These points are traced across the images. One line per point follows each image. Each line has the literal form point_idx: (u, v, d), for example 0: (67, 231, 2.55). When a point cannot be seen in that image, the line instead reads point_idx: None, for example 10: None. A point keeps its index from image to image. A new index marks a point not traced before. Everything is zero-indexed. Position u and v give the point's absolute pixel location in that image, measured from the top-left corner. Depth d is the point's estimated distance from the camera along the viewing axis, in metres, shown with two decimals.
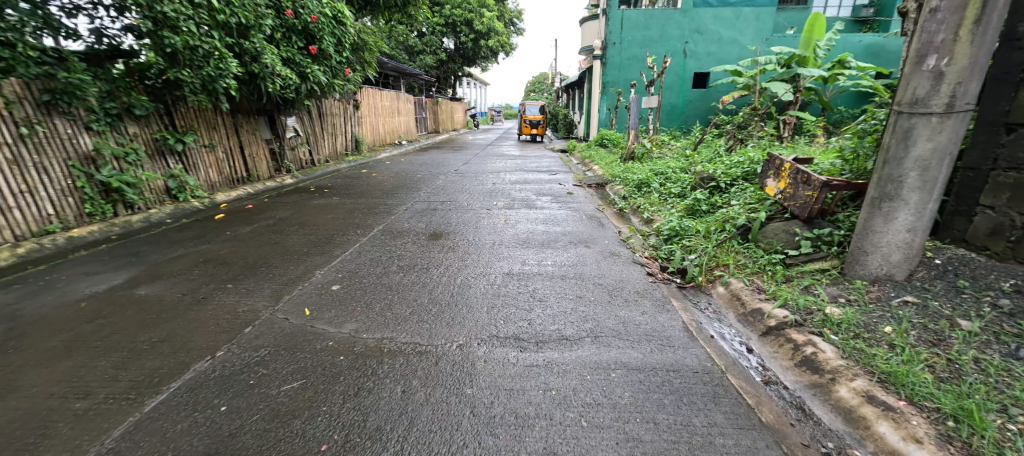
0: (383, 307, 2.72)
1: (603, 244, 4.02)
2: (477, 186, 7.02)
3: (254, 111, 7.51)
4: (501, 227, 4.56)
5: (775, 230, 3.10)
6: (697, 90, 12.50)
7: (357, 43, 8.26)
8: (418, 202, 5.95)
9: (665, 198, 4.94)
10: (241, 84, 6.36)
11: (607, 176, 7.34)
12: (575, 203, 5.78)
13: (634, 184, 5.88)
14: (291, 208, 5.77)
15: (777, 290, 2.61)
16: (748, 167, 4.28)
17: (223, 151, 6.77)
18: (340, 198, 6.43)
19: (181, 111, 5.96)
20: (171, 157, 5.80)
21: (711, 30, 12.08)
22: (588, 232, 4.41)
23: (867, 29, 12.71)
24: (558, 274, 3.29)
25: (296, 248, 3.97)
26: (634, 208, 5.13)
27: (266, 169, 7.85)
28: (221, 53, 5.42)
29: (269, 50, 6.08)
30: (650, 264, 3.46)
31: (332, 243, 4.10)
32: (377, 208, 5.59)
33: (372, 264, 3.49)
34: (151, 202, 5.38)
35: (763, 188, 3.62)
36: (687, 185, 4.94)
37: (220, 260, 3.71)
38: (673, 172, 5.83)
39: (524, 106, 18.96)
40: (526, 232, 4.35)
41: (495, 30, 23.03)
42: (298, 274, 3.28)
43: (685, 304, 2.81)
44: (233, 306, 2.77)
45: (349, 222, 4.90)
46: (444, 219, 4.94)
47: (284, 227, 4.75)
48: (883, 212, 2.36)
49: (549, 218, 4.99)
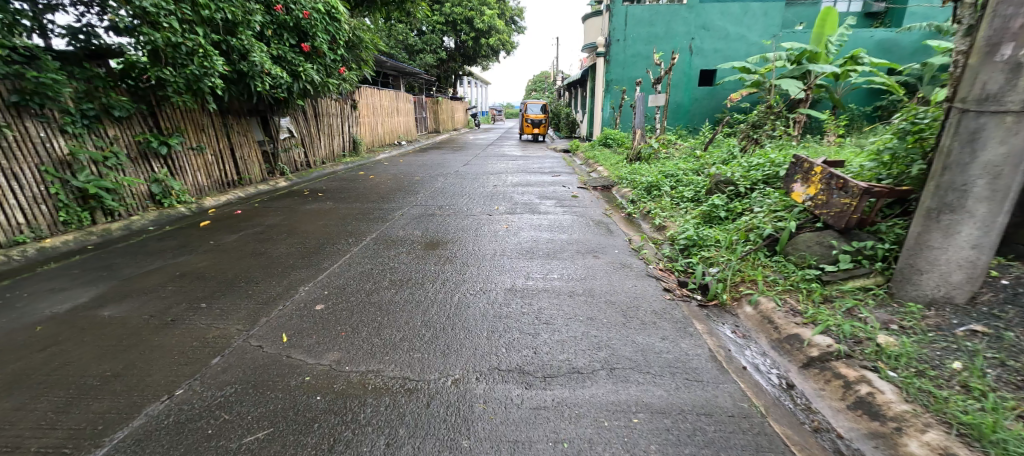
0: (370, 332, 2.42)
1: (613, 254, 3.71)
2: (477, 189, 6.71)
3: (245, 112, 7.23)
4: (502, 235, 4.26)
5: (807, 242, 2.79)
6: (704, 88, 12.15)
7: (352, 41, 7.94)
8: (415, 206, 5.65)
9: (678, 203, 4.63)
10: (229, 83, 6.08)
11: (613, 178, 7.02)
12: (580, 207, 5.47)
13: (643, 187, 5.56)
14: (282, 214, 5.48)
15: (816, 313, 2.29)
16: (769, 170, 3.95)
17: (212, 154, 6.48)
18: (334, 202, 6.13)
19: (166, 112, 5.68)
20: (156, 160, 5.52)
21: (718, 27, 11.75)
22: (597, 240, 4.09)
23: (879, 23, 12.36)
24: (565, 290, 2.98)
25: (281, 260, 3.68)
26: (645, 213, 4.82)
27: (258, 172, 7.56)
28: (207, 51, 5.14)
29: (258, 47, 5.79)
30: (666, 278, 3.15)
31: (321, 254, 3.80)
32: (371, 214, 5.29)
33: (362, 279, 3.19)
34: (133, 208, 5.10)
35: (790, 193, 3.31)
36: (701, 188, 4.63)
37: (198, 274, 3.41)
38: (684, 175, 5.52)
39: (525, 105, 18.63)
40: (529, 241, 4.04)
41: (495, 28, 22.70)
42: (279, 291, 2.99)
43: (709, 326, 2.50)
44: (202, 331, 2.48)
45: (340, 229, 4.60)
46: (441, 226, 4.64)
47: (272, 235, 4.46)
48: (942, 225, 2.05)
49: (553, 224, 4.68)
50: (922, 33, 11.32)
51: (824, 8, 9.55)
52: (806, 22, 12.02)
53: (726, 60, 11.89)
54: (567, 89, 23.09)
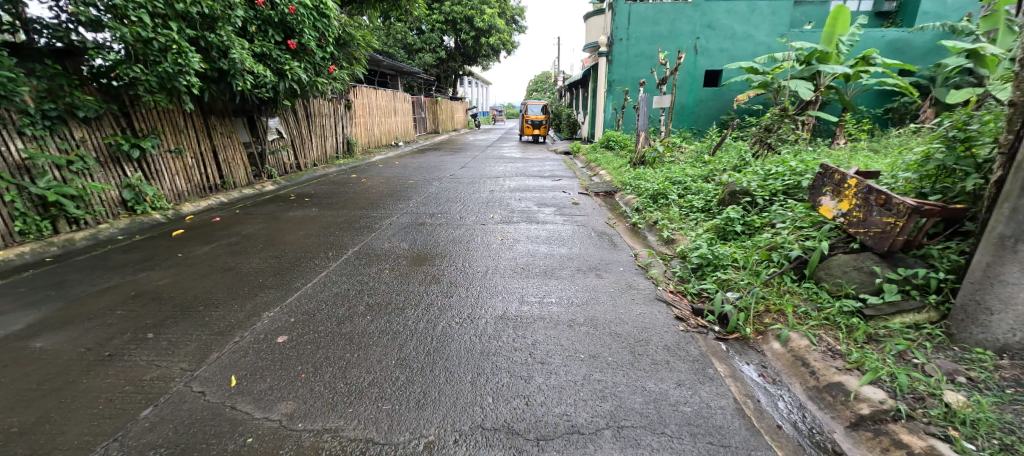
0: (335, 373, 2.06)
1: (618, 272, 3.34)
2: (472, 195, 6.34)
3: (229, 112, 6.89)
4: (495, 249, 3.90)
5: (843, 266, 2.43)
6: (709, 89, 11.78)
7: (342, 38, 7.56)
8: (405, 214, 5.30)
9: (687, 213, 4.28)
10: (210, 82, 5.73)
11: (617, 184, 6.64)
12: (581, 216, 5.11)
13: (649, 195, 5.20)
14: (263, 222, 5.13)
15: (862, 357, 1.93)
16: (791, 179, 3.59)
17: (193, 157, 6.13)
18: (319, 209, 5.77)
19: (142, 113, 5.34)
20: (129, 164, 5.18)
21: (724, 26, 11.40)
22: (599, 256, 3.73)
23: (890, 23, 11.97)
24: (564, 318, 2.61)
25: (251, 278, 3.31)
26: (651, 223, 4.48)
27: (244, 175, 7.21)
28: (181, 47, 4.79)
29: (239, 44, 5.43)
30: (678, 304, 2.79)
31: (295, 270, 3.44)
32: (357, 223, 4.94)
33: (335, 303, 2.83)
34: (101, 216, 4.75)
35: (817, 208, 2.95)
36: (713, 198, 4.28)
37: (155, 296, 3.05)
38: (693, 181, 5.17)
39: (525, 105, 18.25)
40: (525, 256, 3.69)
41: (496, 27, 22.36)
42: (239, 319, 2.63)
43: (732, 368, 2.13)
44: (139, 372, 2.11)
45: (321, 241, 4.24)
46: (431, 238, 4.28)
47: (247, 247, 4.11)
48: (1019, 257, 1.72)
49: (552, 235, 4.33)
50: (935, 33, 10.95)
51: (836, 7, 9.20)
52: (815, 21, 11.64)
53: (732, 60, 11.53)
54: (568, 89, 22.76)
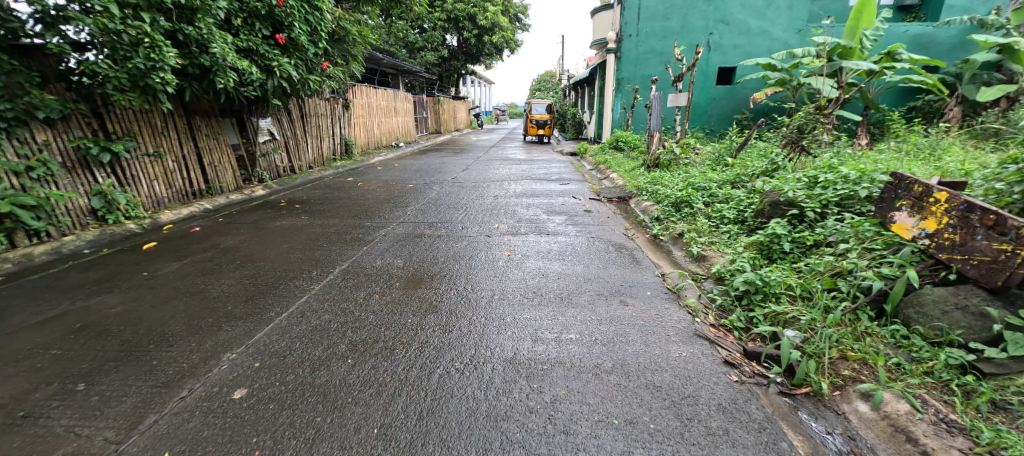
0: (296, 451, 1.59)
1: (646, 299, 2.86)
2: (475, 201, 5.89)
3: (216, 113, 6.46)
4: (501, 267, 3.43)
5: (942, 304, 1.94)
6: (722, 87, 11.24)
7: (337, 33, 7.09)
8: (402, 223, 4.84)
9: (718, 226, 3.79)
10: (191, 80, 5.29)
11: (631, 189, 6.15)
12: (595, 226, 4.64)
13: (670, 202, 4.71)
14: (246, 233, 4.68)
15: (997, 437, 1.44)
16: (845, 187, 3.09)
17: (174, 161, 5.69)
18: (309, 217, 5.33)
19: (116, 113, 4.90)
20: (100, 169, 4.73)
21: (739, 21, 10.87)
22: (621, 276, 3.25)
23: (913, 18, 11.41)
24: (587, 364, 2.13)
25: (218, 305, 2.85)
26: (675, 236, 4.00)
27: (232, 179, 6.76)
28: (156, 42, 4.35)
29: (221, 38, 4.97)
30: (724, 343, 2.31)
31: (271, 295, 2.97)
32: (348, 234, 4.48)
33: (311, 341, 2.36)
34: (65, 226, 4.30)
35: (890, 226, 2.46)
36: (747, 207, 3.79)
37: (103, 329, 2.59)
38: (718, 188, 4.68)
39: (530, 104, 17.74)
40: (536, 277, 3.22)
41: (499, 25, 21.88)
42: (192, 363, 2.16)
43: (812, 442, 1.64)
44: (49, 446, 1.65)
45: (306, 256, 3.77)
46: (429, 252, 3.81)
47: (222, 264, 3.66)
48: None
49: (564, 250, 3.85)
50: (963, 27, 10.39)
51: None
52: (835, 16, 11.10)
53: (747, 56, 11.01)
54: (574, 89, 22.28)
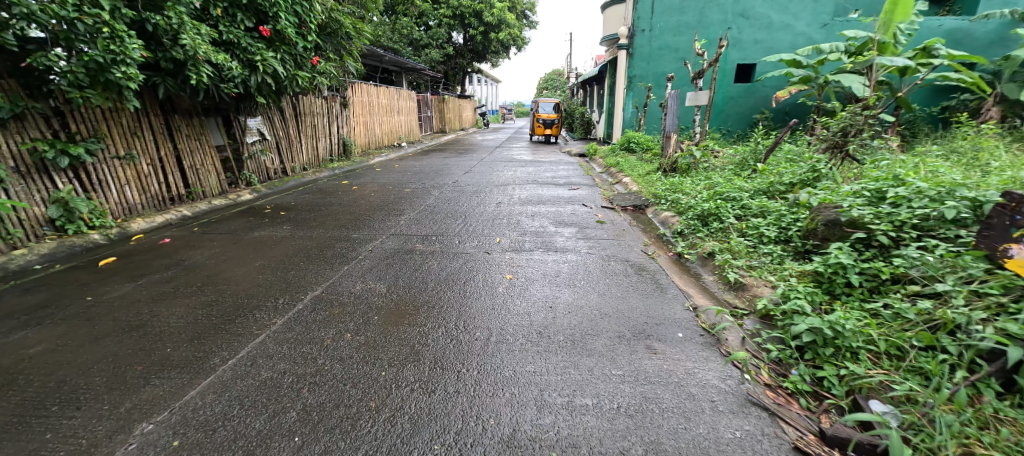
0: None
1: (678, 344, 2.32)
2: (476, 209, 5.37)
3: (198, 111, 6.00)
4: (500, 294, 2.90)
5: None
6: (741, 86, 10.60)
7: (330, 26, 6.59)
8: (392, 235, 4.33)
9: (756, 246, 3.23)
10: (165, 76, 4.83)
11: (647, 197, 5.59)
12: (609, 241, 4.09)
13: (695, 214, 4.15)
14: (218, 246, 4.20)
15: None
16: (922, 206, 2.52)
17: (149, 164, 5.23)
18: (292, 226, 4.84)
19: (79, 112, 4.43)
20: (60, 174, 4.27)
21: (759, 14, 10.23)
22: (643, 310, 2.71)
23: (947, 11, 10.69)
24: (610, 450, 1.59)
25: (156, 346, 2.35)
26: (703, 256, 3.44)
27: (216, 183, 6.29)
28: (117, 32, 3.92)
29: (194, 29, 4.50)
30: (792, 416, 1.75)
31: (223, 332, 2.47)
32: (331, 248, 3.97)
33: (254, 406, 1.84)
34: (15, 238, 3.83)
35: (1006, 263, 1.90)
36: (792, 225, 3.22)
37: (6, 379, 2.08)
38: (750, 198, 4.11)
39: (537, 103, 17.18)
40: (542, 310, 2.68)
41: (506, 22, 21.32)
42: (94, 440, 1.66)
43: None
44: None
45: (276, 278, 3.27)
46: (419, 274, 3.29)
47: (179, 286, 3.17)
48: None
49: (574, 272, 3.32)
50: (1002, 21, 9.66)
51: None
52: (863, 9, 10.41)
53: (768, 52, 10.35)
54: (582, 87, 21.71)
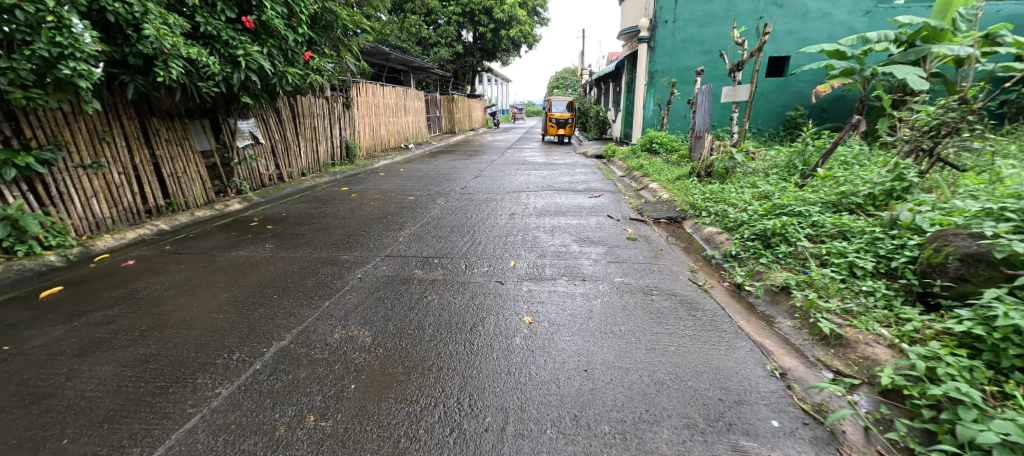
0: None
1: (781, 440, 1.59)
2: (486, 223, 4.70)
3: (180, 114, 5.45)
4: (517, 351, 2.20)
5: None
6: (773, 80, 9.76)
7: (324, 19, 5.98)
8: (388, 257, 3.68)
9: (850, 282, 2.48)
10: (135, 73, 4.27)
11: (683, 207, 4.87)
12: (647, 266, 3.38)
13: (752, 233, 3.41)
14: (185, 270, 3.59)
15: None
16: None
17: (121, 172, 4.68)
18: (276, 244, 4.21)
19: (36, 115, 3.89)
20: (8, 188, 3.70)
21: (794, 2, 9.38)
22: (714, 375, 1.98)
23: None
24: None
25: (49, 435, 1.71)
26: (774, 290, 2.70)
27: (201, 191, 5.73)
28: (64, 21, 3.33)
29: (161, 18, 3.92)
30: None
31: (145, 413, 1.82)
32: (316, 275, 3.34)
33: None
34: None
35: None
36: (897, 258, 2.48)
37: None
38: (818, 213, 3.38)
39: (550, 102, 16.47)
40: (572, 376, 1.98)
41: (517, 18, 20.67)
42: None
43: None
44: None
45: (240, 319, 2.63)
46: (413, 314, 2.63)
47: (119, 332, 2.54)
48: None
49: (609, 312, 2.62)
50: None
51: None
52: None
53: (804, 44, 9.49)
54: (597, 86, 20.92)
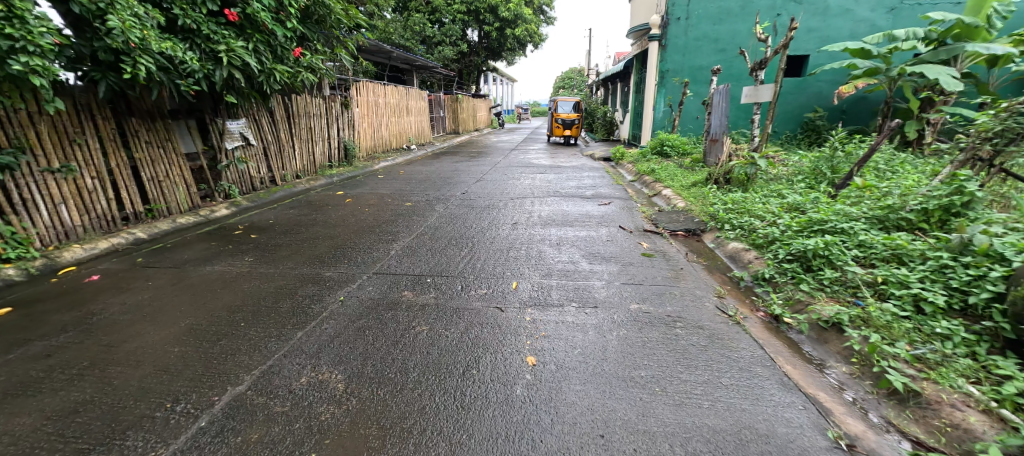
0: None
1: None
2: (487, 234, 4.32)
3: (162, 113, 5.12)
4: (518, 407, 1.81)
5: None
6: (791, 80, 9.30)
7: (318, 13, 5.60)
8: (376, 275, 3.30)
9: (919, 321, 2.08)
10: (107, 70, 3.94)
11: (703, 218, 4.46)
12: (667, 289, 2.98)
13: (788, 252, 3.00)
14: (151, 289, 3.21)
15: None
16: None
17: (95, 177, 4.34)
18: (258, 257, 3.85)
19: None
20: None
21: None
22: (769, 444, 1.58)
23: None
24: None
25: None
26: (822, 326, 2.29)
27: (185, 196, 5.39)
28: (18, 11, 2.97)
29: (131, 9, 3.57)
30: None
31: None
32: (293, 297, 2.96)
33: None
34: None
35: None
36: (975, 292, 2.08)
37: None
38: (864, 229, 2.97)
39: (556, 102, 16.05)
40: (588, 446, 1.58)
41: (522, 17, 20.28)
42: None
43: None
44: None
45: (197, 355, 2.26)
46: (398, 349, 2.26)
47: (54, 371, 2.16)
48: None
49: (628, 351, 2.21)
50: None
51: None
52: None
53: (825, 42, 9.02)
54: (603, 84, 20.60)
